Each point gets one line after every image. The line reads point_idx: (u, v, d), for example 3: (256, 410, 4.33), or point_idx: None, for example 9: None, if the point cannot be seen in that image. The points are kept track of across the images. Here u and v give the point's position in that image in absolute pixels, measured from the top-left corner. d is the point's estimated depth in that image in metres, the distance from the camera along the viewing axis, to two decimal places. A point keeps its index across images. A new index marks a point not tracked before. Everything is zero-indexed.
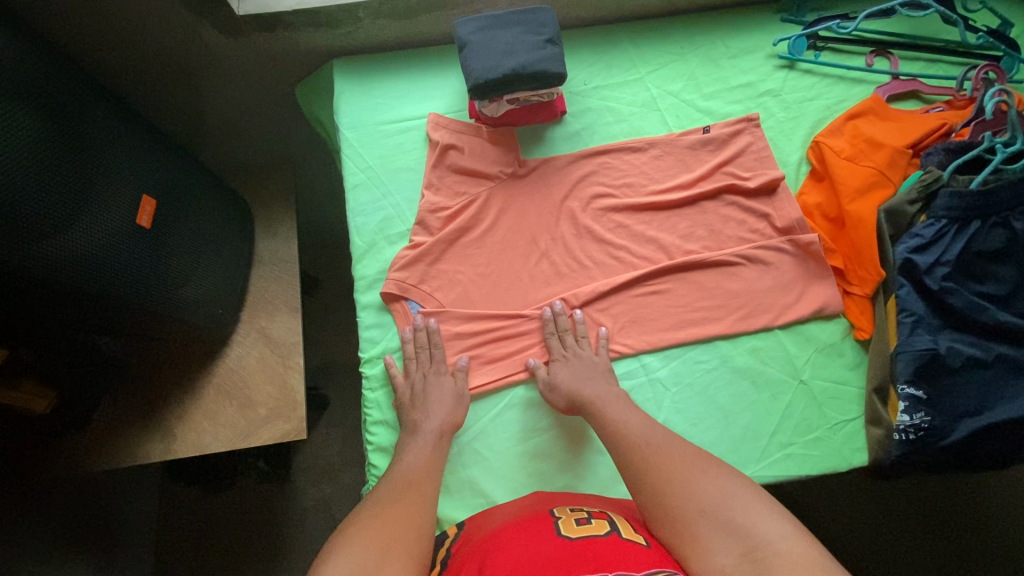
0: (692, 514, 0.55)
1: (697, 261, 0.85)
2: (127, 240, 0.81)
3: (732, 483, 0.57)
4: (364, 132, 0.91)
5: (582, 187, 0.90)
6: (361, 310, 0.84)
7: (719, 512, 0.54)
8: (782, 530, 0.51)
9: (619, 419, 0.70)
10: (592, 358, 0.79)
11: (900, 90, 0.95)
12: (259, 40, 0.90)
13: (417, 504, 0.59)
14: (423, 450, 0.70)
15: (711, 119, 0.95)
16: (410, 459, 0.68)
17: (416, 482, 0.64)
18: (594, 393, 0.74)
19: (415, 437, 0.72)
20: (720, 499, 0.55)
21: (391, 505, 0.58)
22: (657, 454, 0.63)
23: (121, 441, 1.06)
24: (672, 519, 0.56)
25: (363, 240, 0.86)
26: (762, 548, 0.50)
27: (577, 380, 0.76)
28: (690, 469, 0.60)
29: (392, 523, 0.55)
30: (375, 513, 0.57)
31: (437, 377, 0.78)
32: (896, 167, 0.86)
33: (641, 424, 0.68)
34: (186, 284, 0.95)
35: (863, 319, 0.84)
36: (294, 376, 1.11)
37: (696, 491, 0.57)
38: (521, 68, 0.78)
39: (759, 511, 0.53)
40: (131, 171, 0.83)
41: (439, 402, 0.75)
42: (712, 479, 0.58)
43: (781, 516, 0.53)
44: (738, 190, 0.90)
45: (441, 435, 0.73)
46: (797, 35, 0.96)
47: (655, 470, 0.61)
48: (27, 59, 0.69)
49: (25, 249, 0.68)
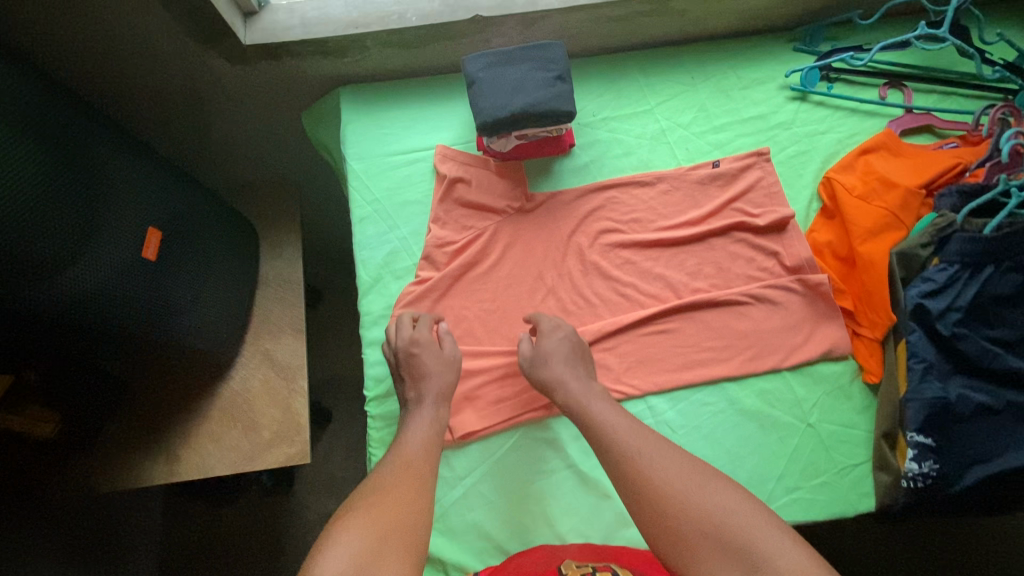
0: (696, 537, 0.56)
1: (704, 300, 0.85)
2: (132, 273, 0.81)
3: (733, 500, 0.58)
4: (371, 163, 0.90)
5: (590, 223, 0.89)
6: (366, 346, 0.84)
7: (721, 534, 0.55)
8: (786, 550, 0.53)
9: (605, 419, 0.70)
10: (570, 338, 0.79)
11: (913, 124, 0.94)
12: (264, 68, 0.87)
13: (417, 489, 0.62)
14: (426, 429, 0.72)
15: (720, 152, 0.94)
16: (412, 440, 0.70)
17: (418, 464, 0.66)
18: (575, 385, 0.74)
19: (417, 414, 0.73)
20: (720, 517, 0.56)
21: (392, 490, 0.61)
22: (653, 474, 0.62)
23: (125, 463, 1.05)
24: (678, 541, 0.57)
25: (369, 274, 0.86)
26: (764, 569, 0.52)
27: (553, 364, 0.76)
28: (687, 484, 0.60)
29: (388, 514, 0.57)
30: (374, 501, 0.59)
31: (425, 346, 0.77)
32: (911, 208, 0.84)
33: (626, 426, 0.68)
34: (189, 311, 0.94)
35: (872, 362, 0.82)
36: (298, 400, 1.10)
37: (698, 508, 0.58)
38: (529, 108, 0.77)
39: (762, 531, 0.54)
40: (135, 203, 0.83)
41: (427, 373, 0.75)
42: (711, 493, 0.59)
43: (780, 531, 0.55)
44: (747, 227, 0.88)
45: (441, 404, 0.75)
46: (810, 67, 0.94)
47: (653, 489, 0.61)
48: (29, 98, 0.69)
49: (27, 287, 0.68)
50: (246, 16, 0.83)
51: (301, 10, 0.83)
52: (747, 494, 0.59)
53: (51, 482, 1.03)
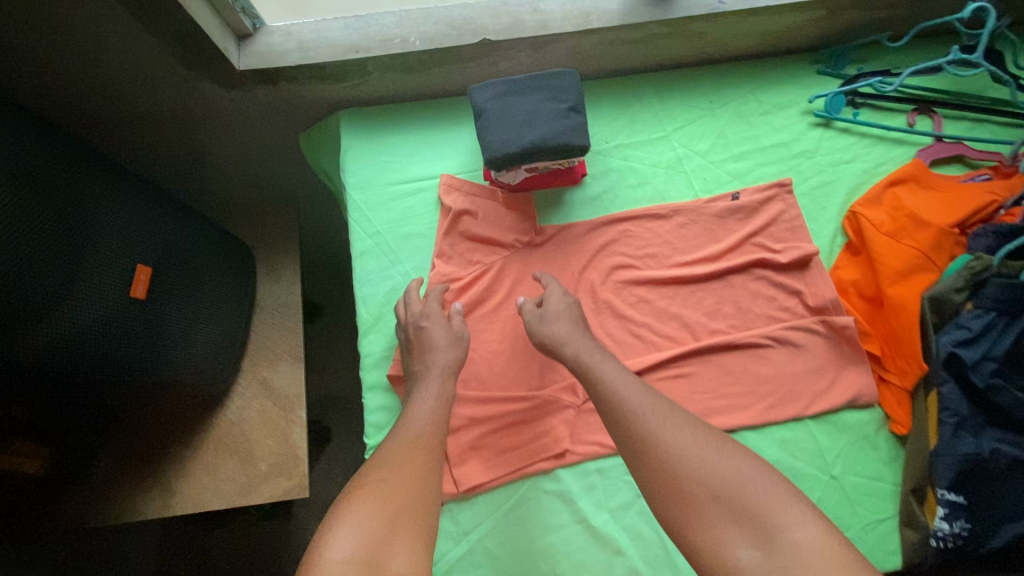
0: (708, 501, 0.57)
1: (723, 343, 0.80)
2: (120, 314, 0.76)
3: (746, 465, 0.59)
4: (372, 193, 0.86)
5: (602, 258, 0.85)
6: (367, 390, 0.79)
7: (734, 499, 0.56)
8: (800, 520, 0.54)
9: (611, 379, 0.68)
10: (574, 305, 0.78)
11: (943, 153, 0.89)
12: (260, 92, 0.82)
13: (425, 467, 0.63)
14: (435, 399, 0.71)
15: (740, 182, 0.89)
16: (420, 412, 0.69)
17: (426, 440, 0.66)
18: (579, 344, 0.73)
19: (424, 384, 0.72)
20: (735, 483, 0.57)
21: (401, 466, 0.61)
22: (663, 437, 0.62)
23: (118, 497, 1.01)
24: (690, 506, 0.57)
25: (370, 313, 0.82)
26: (779, 537, 0.53)
27: (558, 325, 0.75)
28: (699, 447, 0.60)
29: (397, 492, 0.58)
30: (384, 477, 0.60)
31: (432, 320, 0.75)
32: (942, 248, 0.79)
33: (637, 395, 0.66)
34: (182, 346, 0.90)
35: (900, 412, 0.78)
36: (296, 431, 1.05)
37: (711, 475, 0.58)
38: (541, 142, 0.72)
39: (778, 500, 0.55)
40: (124, 239, 0.78)
41: (434, 346, 0.74)
42: (725, 459, 0.59)
43: (797, 503, 0.55)
44: (768, 264, 0.84)
45: (446, 378, 0.73)
46: (835, 92, 0.89)
47: (665, 455, 0.60)
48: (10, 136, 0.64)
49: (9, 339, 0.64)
50: (240, 39, 0.77)
51: (298, 33, 0.78)
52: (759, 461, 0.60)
53: (43, 518, 1.00)
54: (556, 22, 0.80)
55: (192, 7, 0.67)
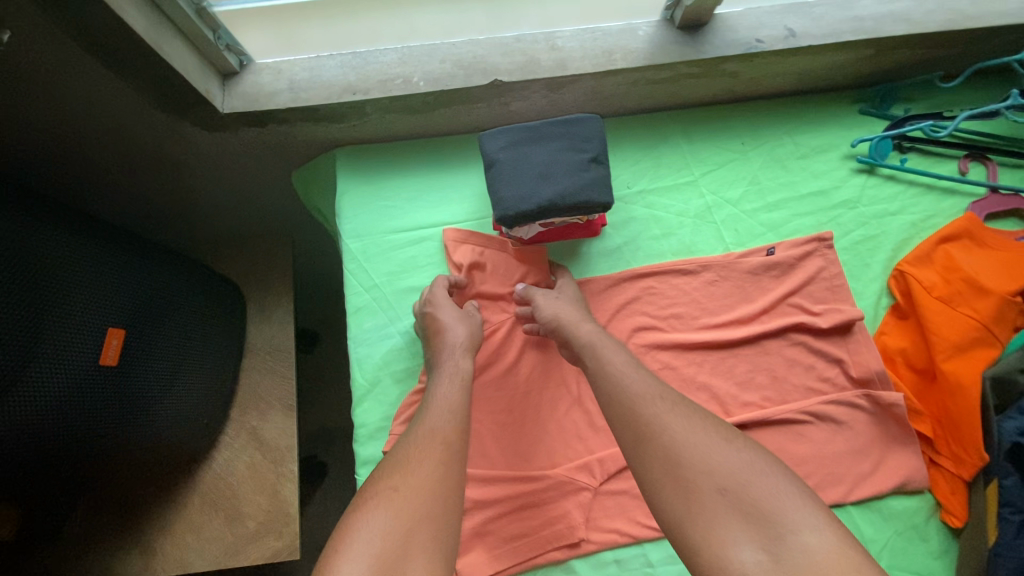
0: (712, 495, 0.49)
1: (757, 419, 0.73)
2: (88, 388, 0.67)
3: (759, 459, 0.51)
4: (370, 241, 0.78)
5: (623, 317, 0.77)
6: (359, 466, 0.71)
7: (741, 494, 0.48)
8: (813, 525, 0.46)
9: (612, 362, 0.62)
10: (577, 293, 0.74)
11: (998, 207, 0.81)
12: (248, 134, 0.75)
13: (444, 462, 0.55)
14: (454, 387, 0.64)
15: (774, 234, 0.81)
16: (438, 403, 0.61)
17: (443, 429, 0.58)
18: (584, 322, 0.68)
19: (441, 371, 0.66)
20: (744, 477, 0.49)
21: (414, 467, 0.54)
22: (666, 420, 0.55)
23: (97, 557, 0.94)
24: (688, 500, 0.50)
25: (366, 377, 0.74)
26: (787, 539, 0.45)
27: (563, 305, 0.70)
28: (704, 434, 0.53)
29: (411, 501, 0.51)
30: (394, 483, 0.53)
31: (445, 304, 0.71)
32: (1004, 320, 0.71)
33: (637, 374, 0.60)
34: (160, 408, 0.81)
35: (954, 502, 0.70)
36: (288, 487, 0.98)
37: (718, 464, 0.50)
38: (559, 198, 0.65)
39: (793, 499, 0.48)
40: (93, 302, 0.69)
41: (447, 328, 0.69)
42: (736, 449, 0.52)
43: (814, 500, 0.48)
44: (807, 329, 0.76)
45: (463, 357, 0.67)
46: (881, 136, 0.81)
47: (666, 440, 0.53)
48: None
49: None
50: (224, 79, 0.69)
51: (289, 71, 0.70)
52: (771, 456, 0.52)
53: None
54: (576, 61, 0.72)
55: (166, 50, 0.59)
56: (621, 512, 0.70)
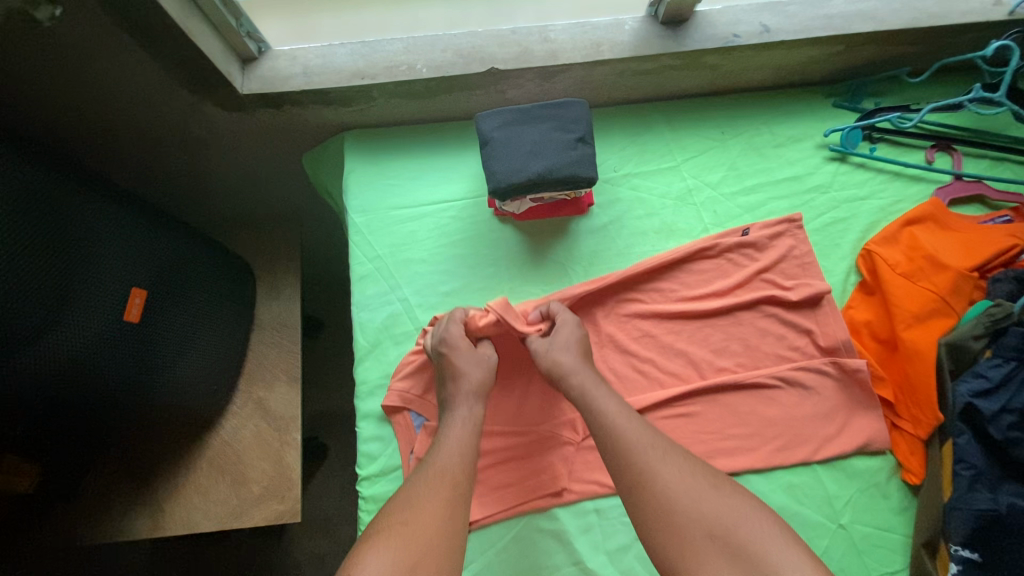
0: (702, 540, 0.55)
1: (730, 382, 0.78)
2: (112, 340, 0.74)
3: (743, 504, 0.57)
4: (374, 216, 0.85)
5: (608, 290, 0.83)
6: (360, 419, 0.77)
7: (728, 535, 0.55)
8: (794, 564, 0.52)
9: (612, 414, 0.66)
10: (583, 337, 0.75)
11: (962, 193, 0.86)
12: (264, 115, 0.82)
13: (450, 510, 0.59)
14: (465, 429, 0.68)
15: (750, 215, 0.87)
16: (449, 446, 0.66)
17: (452, 474, 0.63)
18: (586, 376, 0.71)
19: (454, 414, 0.69)
20: (732, 522, 0.55)
21: (421, 507, 0.58)
22: (660, 470, 0.60)
23: (109, 516, 0.99)
24: (682, 544, 0.56)
25: (367, 339, 0.80)
26: None
27: (569, 360, 0.72)
28: (698, 485, 0.59)
29: (417, 538, 0.55)
30: (403, 518, 0.57)
31: (458, 347, 0.73)
32: (961, 294, 0.77)
33: (636, 423, 0.65)
34: (176, 367, 0.87)
35: (913, 460, 0.75)
36: (291, 454, 1.03)
37: (709, 512, 0.56)
38: (548, 173, 0.71)
39: (775, 540, 0.54)
40: (120, 263, 0.75)
41: (463, 373, 0.72)
42: (724, 496, 0.58)
43: (797, 545, 0.54)
44: (778, 301, 0.81)
45: (474, 403, 0.70)
46: (852, 127, 0.87)
47: (660, 488, 0.59)
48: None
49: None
50: (243, 64, 0.76)
51: (304, 57, 0.77)
52: (760, 504, 0.58)
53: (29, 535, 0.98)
54: (567, 52, 0.79)
55: (195, 35, 0.66)
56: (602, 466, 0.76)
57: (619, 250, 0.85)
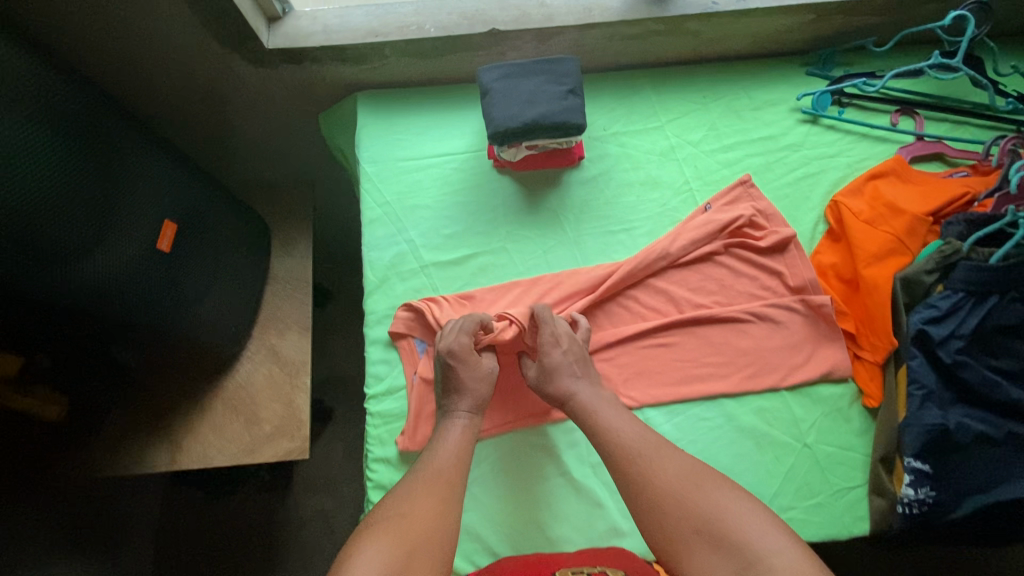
0: (689, 535, 0.62)
1: (705, 316, 0.86)
2: (146, 265, 0.81)
3: (734, 500, 0.63)
4: (383, 166, 0.92)
5: (596, 235, 0.91)
6: (369, 344, 0.85)
7: (714, 530, 0.61)
8: (773, 544, 0.58)
9: (612, 423, 0.74)
10: (574, 348, 0.80)
11: (924, 151, 0.94)
12: (286, 71, 0.91)
13: (445, 505, 0.65)
14: (458, 438, 0.74)
15: (728, 170, 0.94)
16: (446, 451, 0.72)
17: (447, 475, 0.69)
18: (584, 395, 0.77)
19: (452, 423, 0.76)
20: (716, 515, 0.61)
21: (419, 501, 0.64)
22: (652, 472, 0.67)
23: (130, 450, 1.06)
24: (672, 539, 0.63)
25: (376, 275, 0.88)
26: (754, 565, 0.57)
27: (567, 378, 0.78)
28: (687, 484, 0.65)
29: (415, 528, 0.61)
30: (403, 511, 0.63)
31: (464, 361, 0.78)
32: (916, 235, 0.85)
33: (632, 432, 0.72)
34: (201, 303, 0.95)
35: (872, 386, 0.83)
36: (301, 396, 1.09)
37: (695, 508, 0.63)
38: (541, 119, 0.79)
39: (760, 530, 0.59)
40: (155, 197, 0.83)
41: (469, 387, 0.78)
42: (709, 493, 0.64)
43: (778, 530, 0.59)
44: (749, 248, 0.89)
45: (475, 414, 0.77)
46: (822, 91, 0.95)
47: (653, 489, 0.66)
48: (52, 88, 0.68)
49: (42, 277, 0.68)
50: (270, 22, 0.86)
51: (324, 18, 0.87)
52: (747, 495, 0.64)
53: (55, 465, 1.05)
54: (561, 16, 0.87)
55: None
56: None
57: (607, 199, 0.92)
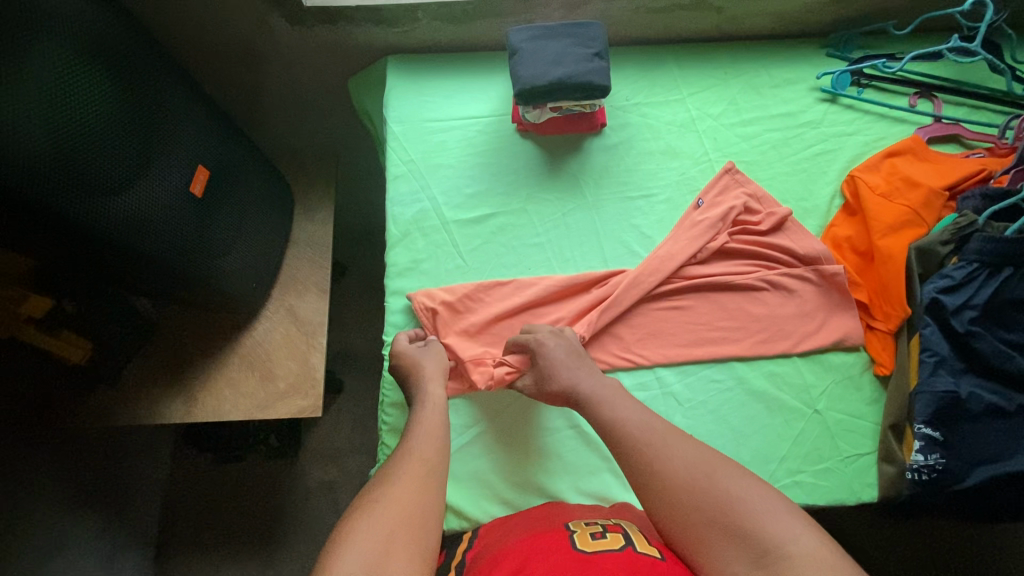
0: (703, 527, 0.58)
1: (719, 282, 0.87)
2: (178, 206, 0.81)
3: (746, 487, 0.60)
4: (409, 126, 0.94)
5: (616, 200, 0.92)
6: (390, 294, 0.88)
7: (727, 519, 0.58)
8: (794, 533, 0.55)
9: (624, 416, 0.70)
10: (566, 342, 0.79)
11: (941, 132, 0.95)
12: (321, 32, 0.95)
13: (427, 488, 0.63)
14: (435, 420, 0.72)
15: (747, 143, 0.96)
16: (420, 434, 0.70)
17: (427, 457, 0.66)
18: (591, 386, 0.74)
19: (422, 406, 0.74)
20: (730, 504, 0.58)
21: (400, 485, 0.62)
22: (670, 454, 0.64)
23: (143, 399, 1.02)
24: (686, 530, 0.59)
25: (398, 229, 0.90)
26: (772, 554, 0.54)
27: (563, 373, 0.76)
28: (704, 471, 0.62)
29: (399, 511, 0.59)
30: (385, 494, 0.61)
31: (411, 354, 0.79)
32: (932, 208, 0.87)
33: (637, 420, 0.69)
34: (229, 255, 0.94)
35: (884, 355, 0.84)
36: (317, 355, 1.07)
37: (711, 495, 0.59)
38: (566, 78, 0.82)
39: (773, 518, 0.56)
40: (187, 140, 0.84)
41: (422, 374, 0.77)
42: (723, 480, 0.61)
43: (794, 517, 0.57)
44: (749, 232, 0.90)
45: (436, 394, 0.75)
46: (842, 70, 0.97)
47: (667, 479, 0.62)
48: (94, 22, 0.69)
49: (85, 204, 0.68)
50: None
51: None
52: (758, 479, 0.61)
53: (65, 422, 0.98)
54: None
55: None
56: (602, 347, 0.85)
57: (627, 165, 0.94)
